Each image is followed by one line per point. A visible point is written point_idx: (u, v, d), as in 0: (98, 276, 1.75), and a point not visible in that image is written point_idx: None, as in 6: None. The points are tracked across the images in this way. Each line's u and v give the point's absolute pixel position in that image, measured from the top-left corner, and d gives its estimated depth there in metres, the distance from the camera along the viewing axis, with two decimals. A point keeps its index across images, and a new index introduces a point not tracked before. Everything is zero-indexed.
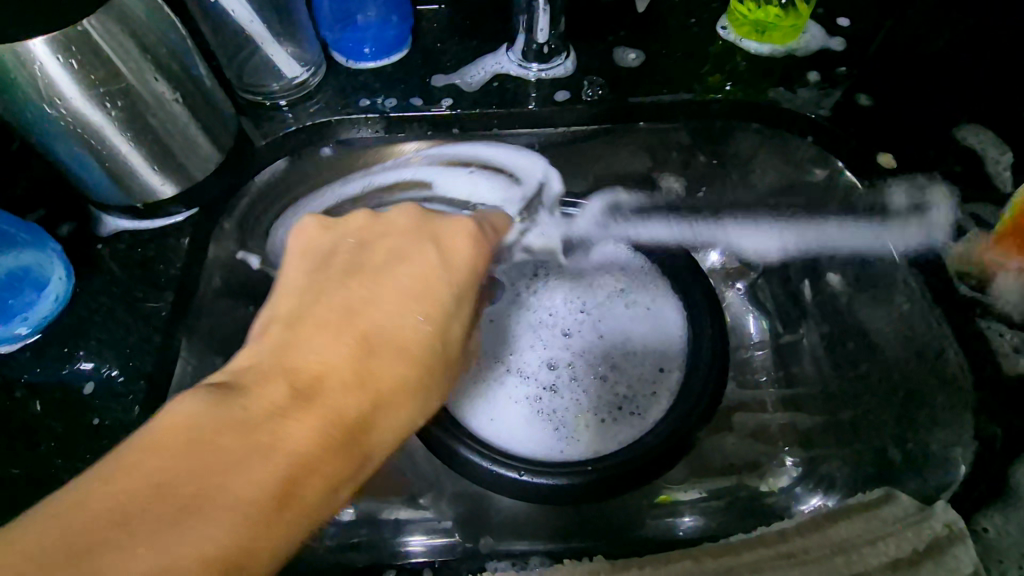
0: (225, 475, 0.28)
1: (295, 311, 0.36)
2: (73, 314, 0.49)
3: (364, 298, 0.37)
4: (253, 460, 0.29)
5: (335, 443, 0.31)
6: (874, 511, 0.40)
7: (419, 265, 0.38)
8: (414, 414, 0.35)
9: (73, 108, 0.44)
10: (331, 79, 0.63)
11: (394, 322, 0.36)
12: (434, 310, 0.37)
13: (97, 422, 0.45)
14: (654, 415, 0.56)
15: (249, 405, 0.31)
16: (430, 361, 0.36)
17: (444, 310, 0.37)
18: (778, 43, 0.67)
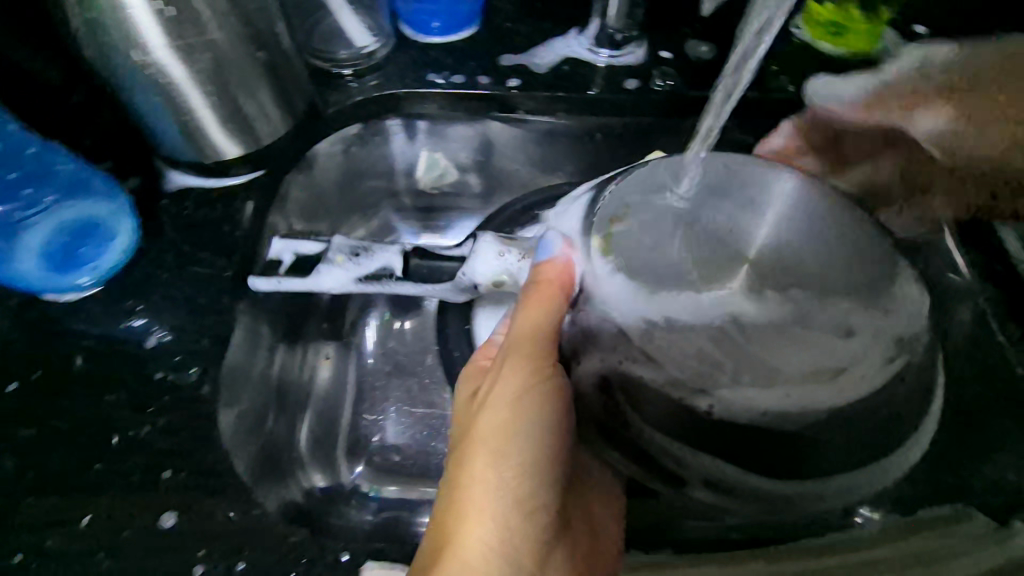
0: (485, 560, 0.37)
1: (463, 435, 0.42)
2: (137, 268, 0.49)
3: (456, 489, 0.39)
4: (494, 557, 0.37)
5: (527, 516, 0.39)
6: (948, 528, 0.41)
7: (500, 390, 0.42)
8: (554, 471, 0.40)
9: (159, 58, 0.43)
10: (400, 52, 0.62)
11: (504, 407, 0.41)
12: (499, 424, 0.40)
13: (161, 377, 0.44)
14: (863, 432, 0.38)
15: (486, 528, 0.38)
16: (520, 418, 0.40)
17: (505, 405, 0.41)
18: (854, 47, 0.64)
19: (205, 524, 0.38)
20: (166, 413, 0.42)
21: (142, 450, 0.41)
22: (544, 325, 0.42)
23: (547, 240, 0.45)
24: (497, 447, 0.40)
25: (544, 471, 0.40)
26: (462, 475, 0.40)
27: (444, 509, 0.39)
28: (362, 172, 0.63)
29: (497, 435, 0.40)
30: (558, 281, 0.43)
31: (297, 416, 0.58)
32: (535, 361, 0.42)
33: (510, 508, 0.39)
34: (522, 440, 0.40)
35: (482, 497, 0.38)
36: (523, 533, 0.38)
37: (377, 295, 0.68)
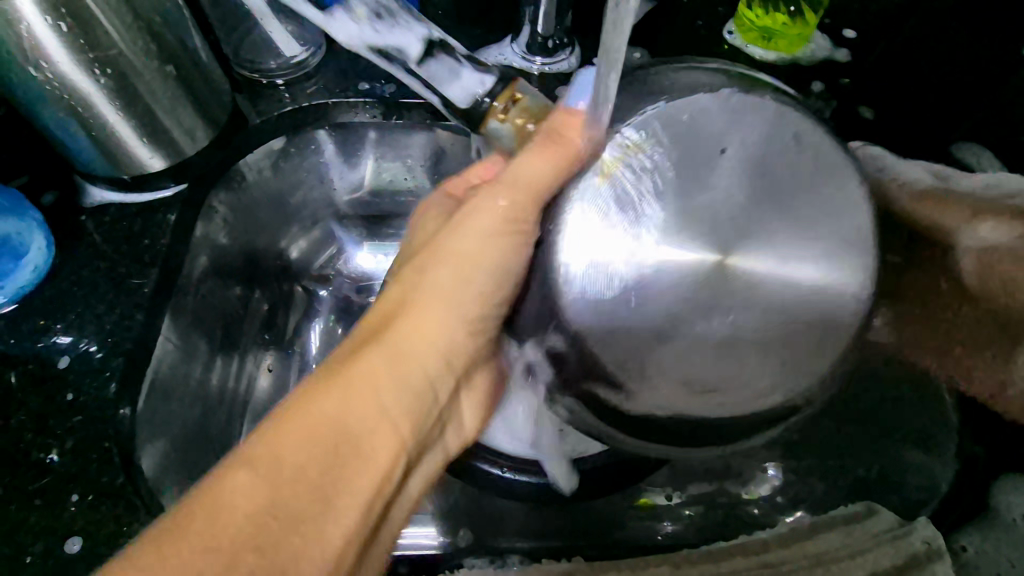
0: (331, 467, 0.31)
1: (397, 298, 0.39)
2: (53, 285, 0.48)
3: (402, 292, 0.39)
4: (347, 451, 0.32)
5: (411, 419, 0.36)
6: (853, 526, 0.42)
7: (450, 261, 0.39)
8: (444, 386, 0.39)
9: (61, 73, 0.43)
10: (331, 61, 0.62)
11: (437, 283, 0.39)
12: (444, 304, 0.38)
13: (70, 398, 0.43)
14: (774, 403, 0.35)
15: (357, 412, 0.33)
16: (455, 311, 0.39)
17: (449, 289, 0.39)
18: (783, 51, 0.65)
19: (112, 544, 0.38)
20: (75, 434, 0.42)
21: (49, 472, 0.40)
22: (530, 170, 0.36)
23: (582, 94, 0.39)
24: (416, 329, 0.38)
25: (438, 381, 0.38)
26: (364, 343, 0.36)
27: (393, 306, 0.38)
28: (293, 186, 0.62)
29: (416, 311, 0.38)
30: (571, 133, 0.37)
31: (234, 426, 0.56)
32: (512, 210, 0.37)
33: (392, 405, 0.35)
34: (433, 329, 0.38)
35: (361, 379, 0.34)
36: (383, 438, 0.34)
37: (321, 302, 0.66)
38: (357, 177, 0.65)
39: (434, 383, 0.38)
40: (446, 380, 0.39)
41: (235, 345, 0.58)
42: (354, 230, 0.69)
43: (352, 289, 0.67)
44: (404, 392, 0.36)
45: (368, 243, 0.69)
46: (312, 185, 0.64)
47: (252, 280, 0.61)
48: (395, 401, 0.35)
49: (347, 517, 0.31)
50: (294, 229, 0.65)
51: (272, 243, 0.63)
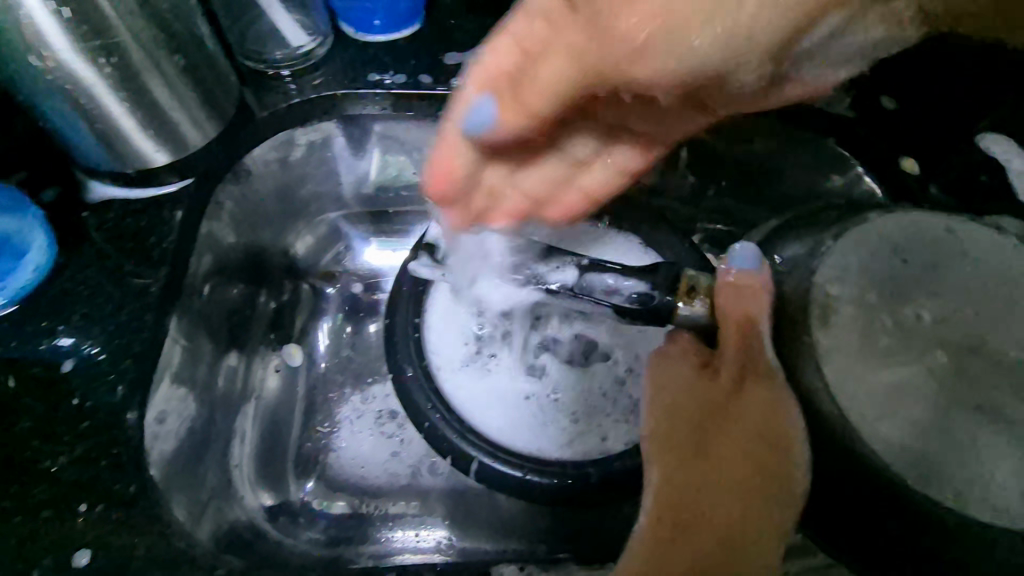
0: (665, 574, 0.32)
1: (677, 415, 0.38)
2: (57, 286, 0.47)
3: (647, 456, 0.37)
4: (741, 556, 0.33)
5: (743, 519, 0.34)
6: None
7: (682, 370, 0.39)
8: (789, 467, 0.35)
9: (62, 63, 0.41)
10: (338, 51, 0.59)
11: (695, 378, 0.39)
12: (713, 402, 0.38)
13: (78, 403, 0.42)
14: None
15: (687, 533, 0.33)
16: (739, 405, 0.37)
17: (722, 392, 0.38)
18: None
19: (127, 556, 0.37)
20: (83, 442, 0.40)
21: (57, 481, 0.39)
22: (750, 310, 0.39)
23: (751, 248, 0.40)
24: (684, 434, 0.37)
25: (773, 468, 0.35)
26: (674, 446, 0.37)
27: (682, 435, 0.37)
28: (301, 179, 0.61)
29: (686, 412, 0.38)
30: (751, 294, 0.39)
31: (240, 428, 0.54)
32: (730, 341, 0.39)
33: (721, 509, 0.34)
34: (723, 436, 0.36)
35: (678, 493, 0.35)
36: (723, 527, 0.33)
37: (327, 300, 0.64)
38: (363, 171, 0.63)
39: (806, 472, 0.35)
40: (800, 468, 0.35)
41: (242, 345, 0.56)
42: (361, 225, 0.67)
43: (359, 286, 0.65)
44: (679, 506, 0.34)
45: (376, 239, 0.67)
46: (321, 178, 0.62)
47: (257, 279, 0.59)
48: (654, 513, 0.34)
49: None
50: (300, 224, 0.64)
51: (278, 240, 0.62)
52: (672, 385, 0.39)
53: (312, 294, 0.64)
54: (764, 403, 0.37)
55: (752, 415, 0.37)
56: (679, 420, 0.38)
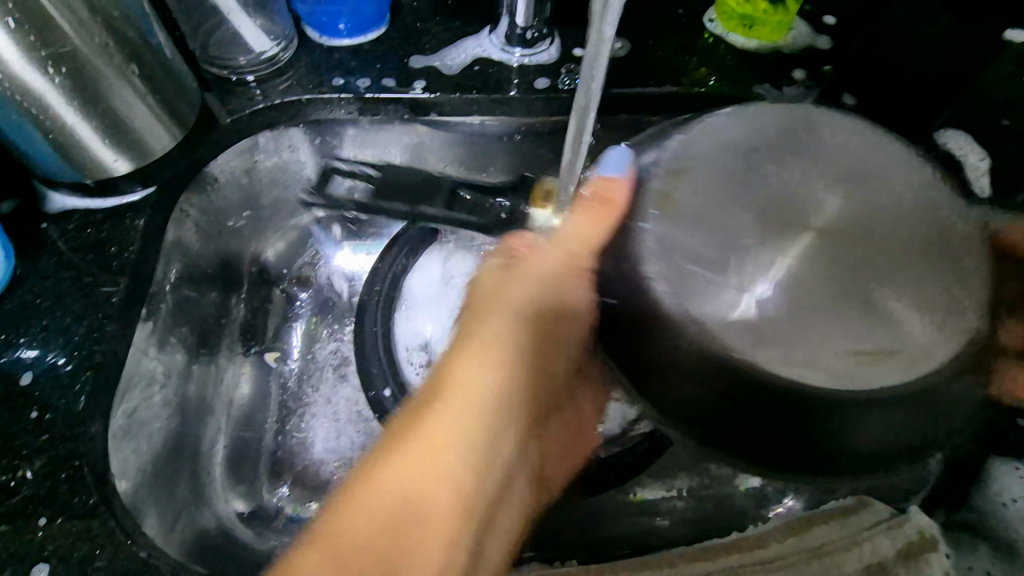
0: (427, 474, 0.32)
1: (492, 300, 0.41)
2: (16, 298, 0.46)
3: (466, 379, 0.36)
4: (486, 464, 0.34)
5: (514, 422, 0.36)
6: (850, 517, 0.42)
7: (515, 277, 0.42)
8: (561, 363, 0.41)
9: (10, 72, 0.40)
10: (303, 56, 0.59)
11: (498, 282, 0.42)
12: (520, 308, 0.40)
13: (37, 415, 0.42)
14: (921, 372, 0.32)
15: (477, 445, 0.34)
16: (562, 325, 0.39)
17: (508, 301, 0.40)
18: (765, 40, 0.62)
19: (86, 568, 0.37)
20: (43, 454, 0.40)
21: (16, 494, 0.39)
22: (593, 235, 0.38)
23: (622, 155, 0.39)
24: (488, 333, 0.38)
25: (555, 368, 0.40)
26: (472, 341, 0.38)
27: (483, 333, 0.38)
28: (269, 183, 0.60)
29: (496, 308, 0.40)
30: (617, 205, 0.37)
31: (211, 434, 0.54)
32: (563, 270, 0.40)
33: (469, 398, 0.35)
34: (535, 330, 0.39)
35: (464, 385, 0.36)
36: (492, 417, 0.35)
37: (301, 304, 0.63)
38: None
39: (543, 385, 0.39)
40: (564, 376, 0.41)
41: (212, 352, 0.56)
42: (335, 230, 0.65)
43: (334, 291, 0.63)
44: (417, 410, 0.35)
45: (350, 243, 0.65)
46: (289, 183, 0.62)
47: (228, 284, 0.59)
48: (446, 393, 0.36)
49: (463, 527, 0.32)
50: (269, 228, 0.63)
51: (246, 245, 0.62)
52: (508, 283, 0.41)
53: (285, 299, 0.63)
54: (504, 303, 0.40)
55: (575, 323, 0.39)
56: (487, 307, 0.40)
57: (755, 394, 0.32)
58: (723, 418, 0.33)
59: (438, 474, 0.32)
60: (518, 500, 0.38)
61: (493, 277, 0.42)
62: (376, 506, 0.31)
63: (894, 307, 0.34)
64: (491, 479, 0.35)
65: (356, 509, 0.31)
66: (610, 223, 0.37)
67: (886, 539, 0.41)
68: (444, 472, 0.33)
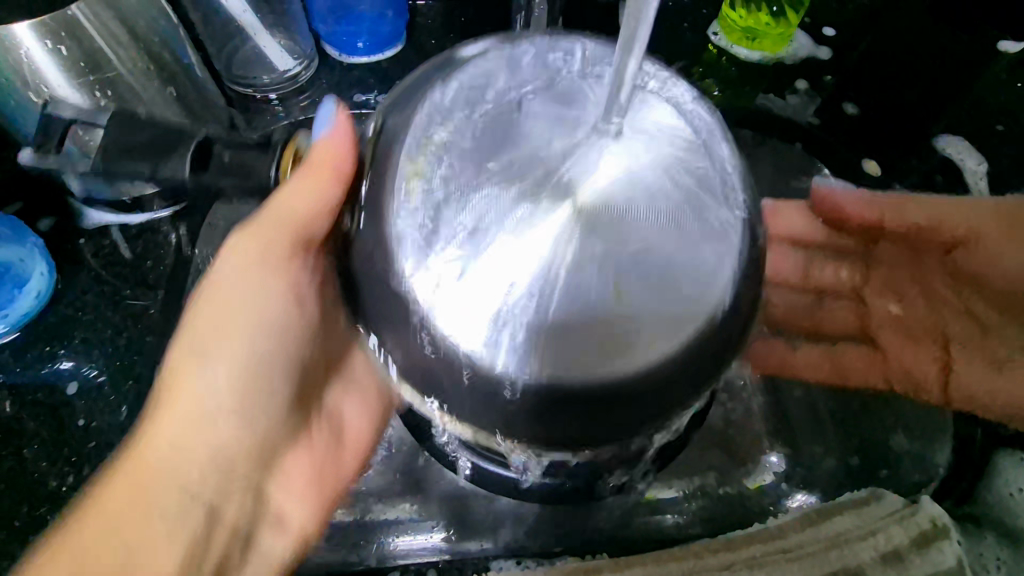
0: (143, 506, 0.34)
1: (210, 281, 0.40)
2: (57, 312, 0.48)
3: (180, 390, 0.37)
4: (158, 496, 0.35)
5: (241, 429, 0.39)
6: (866, 508, 0.45)
7: (249, 261, 0.41)
8: (212, 376, 0.38)
9: (60, 98, 0.44)
10: (324, 74, 0.61)
11: (258, 244, 0.41)
12: (247, 300, 0.40)
13: (83, 423, 0.44)
14: (681, 333, 0.30)
15: (111, 489, 0.34)
16: (255, 322, 0.40)
17: (236, 303, 0.40)
18: (767, 52, 0.64)
19: None
20: (90, 461, 0.43)
21: (65, 500, 0.41)
22: (324, 194, 0.40)
23: (333, 108, 0.42)
24: (208, 333, 0.39)
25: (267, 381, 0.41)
26: (190, 351, 0.39)
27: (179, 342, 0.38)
28: None
29: (254, 299, 0.41)
30: (335, 157, 0.40)
31: None
32: (271, 246, 0.41)
33: (164, 431, 0.36)
34: (217, 337, 0.39)
35: (165, 419, 0.37)
36: (146, 459, 0.35)
37: None
38: None
39: (257, 388, 0.40)
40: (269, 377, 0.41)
41: None
42: None
43: None
44: (148, 450, 0.36)
45: None
46: None
47: None
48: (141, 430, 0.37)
49: (163, 555, 0.34)
50: None
51: None
52: (257, 260, 0.41)
53: None
54: (224, 299, 0.40)
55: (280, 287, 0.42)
56: (206, 314, 0.39)
57: (573, 392, 0.30)
58: (566, 401, 0.30)
59: (145, 501, 0.34)
60: (308, 451, 0.46)
61: (247, 258, 0.41)
62: (83, 553, 0.32)
63: (627, 316, 0.30)
64: (237, 471, 0.39)
65: (63, 563, 0.31)
66: (337, 179, 0.40)
67: (898, 528, 0.44)
68: (115, 506, 0.34)
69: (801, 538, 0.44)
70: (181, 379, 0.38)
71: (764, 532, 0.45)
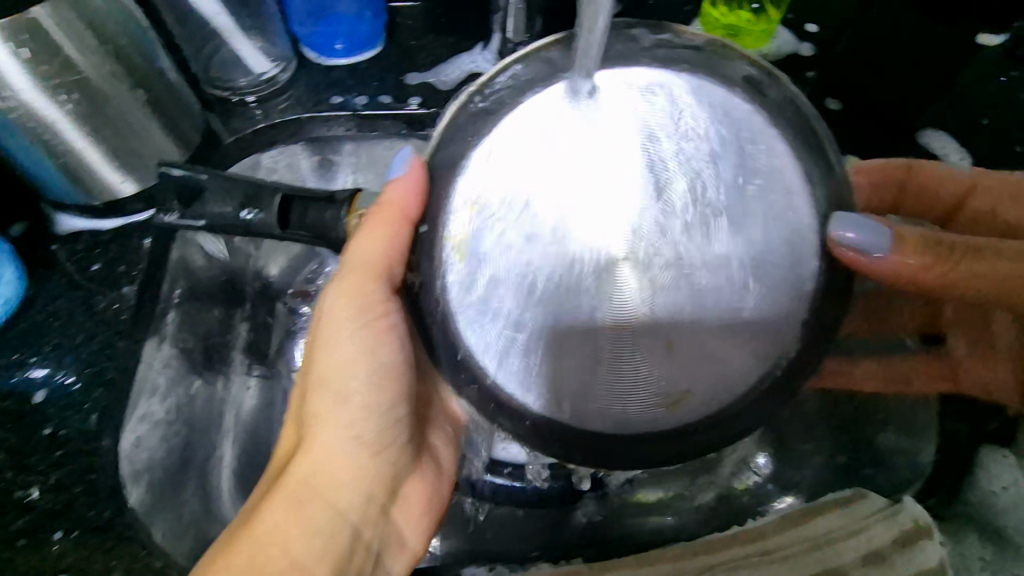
0: (302, 499, 0.36)
1: (373, 261, 0.38)
2: (28, 319, 0.47)
3: (324, 361, 0.39)
4: (305, 488, 0.36)
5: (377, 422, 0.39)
6: (849, 507, 0.44)
7: (369, 236, 0.37)
8: (354, 363, 0.39)
9: (25, 102, 0.42)
10: (302, 76, 0.61)
11: (370, 246, 0.38)
12: (363, 281, 0.38)
13: (50, 432, 0.43)
14: (744, 360, 0.36)
15: (308, 486, 0.36)
16: (379, 318, 0.39)
17: (373, 275, 0.38)
18: (751, 47, 0.63)
19: None
20: (58, 470, 0.42)
21: (33, 510, 0.41)
22: (407, 208, 0.36)
23: (405, 154, 0.39)
24: (355, 317, 0.39)
25: (383, 357, 0.39)
26: (332, 336, 0.39)
27: (335, 335, 0.39)
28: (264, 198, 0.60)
29: (378, 310, 0.39)
30: (403, 204, 0.36)
31: None
32: (365, 287, 0.38)
33: (318, 414, 0.38)
34: (343, 331, 0.39)
35: (316, 401, 0.38)
36: (301, 453, 0.37)
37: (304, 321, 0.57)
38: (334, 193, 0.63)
39: (377, 380, 0.39)
40: (387, 360, 0.39)
41: None
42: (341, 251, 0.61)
43: None
44: (303, 431, 0.38)
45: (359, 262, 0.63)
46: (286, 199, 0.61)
47: None
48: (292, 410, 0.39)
49: (309, 546, 0.34)
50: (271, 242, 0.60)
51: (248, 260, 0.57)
52: (368, 244, 0.38)
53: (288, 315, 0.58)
54: (356, 285, 0.38)
55: (369, 272, 0.38)
56: (343, 288, 0.39)
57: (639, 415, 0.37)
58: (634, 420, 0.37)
59: (303, 503, 0.36)
60: (420, 476, 0.43)
61: (358, 267, 0.38)
62: (254, 547, 0.33)
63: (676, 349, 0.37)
64: (381, 459, 0.40)
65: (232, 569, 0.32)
66: (397, 227, 0.37)
67: (881, 527, 0.43)
68: (283, 511, 0.35)
69: (783, 539, 0.43)
70: (318, 420, 0.38)
71: (747, 533, 0.45)
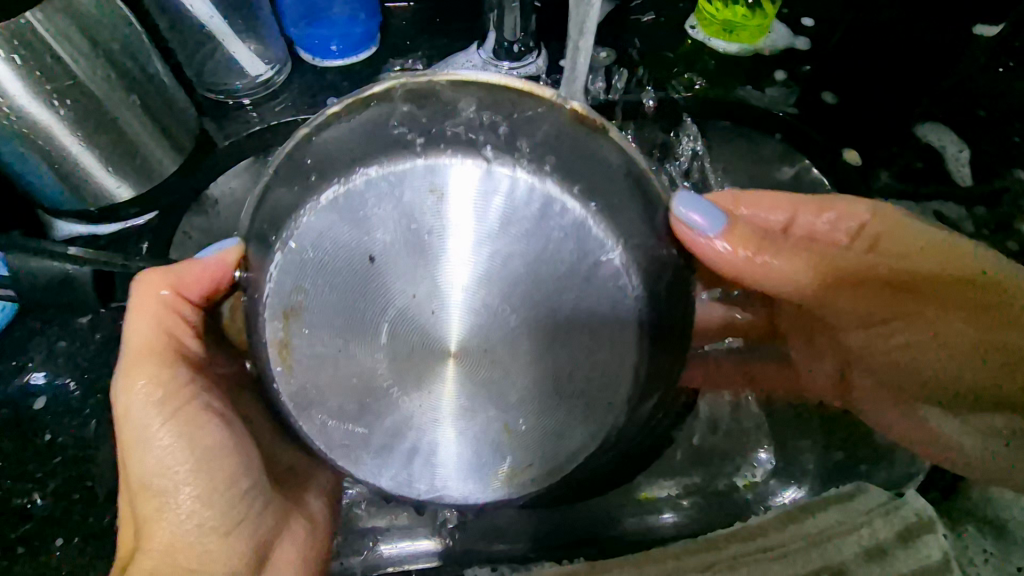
0: None
1: (145, 347, 0.38)
2: (25, 325, 0.47)
3: (139, 452, 0.36)
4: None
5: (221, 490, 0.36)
6: (849, 503, 0.45)
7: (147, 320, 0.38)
8: (172, 442, 0.36)
9: (18, 108, 0.42)
10: (297, 78, 0.61)
11: (150, 327, 0.38)
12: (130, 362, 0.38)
13: (49, 438, 0.43)
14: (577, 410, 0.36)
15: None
16: (180, 393, 0.37)
17: (157, 355, 0.37)
18: (745, 43, 0.63)
19: None
20: (56, 476, 0.42)
21: (31, 517, 0.40)
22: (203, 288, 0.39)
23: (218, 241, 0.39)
24: (156, 399, 0.36)
25: (203, 432, 0.36)
26: (131, 431, 0.36)
27: (138, 426, 0.36)
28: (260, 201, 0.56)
29: (123, 392, 0.37)
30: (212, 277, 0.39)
31: None
32: (162, 373, 0.37)
33: (148, 509, 0.35)
34: (147, 414, 0.36)
35: (142, 501, 0.35)
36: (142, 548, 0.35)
37: None
38: None
39: (198, 454, 0.36)
40: (212, 430, 0.37)
41: None
42: None
43: None
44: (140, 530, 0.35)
45: None
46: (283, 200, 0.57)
47: None
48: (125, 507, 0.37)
49: None
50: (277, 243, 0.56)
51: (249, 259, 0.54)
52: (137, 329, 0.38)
53: None
54: (132, 370, 0.37)
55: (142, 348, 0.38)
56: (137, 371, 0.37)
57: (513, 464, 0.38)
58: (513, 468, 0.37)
59: None
60: (290, 535, 0.41)
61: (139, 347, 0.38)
62: None
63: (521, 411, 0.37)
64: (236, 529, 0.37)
65: None
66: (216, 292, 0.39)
67: (882, 523, 0.43)
68: None
69: (783, 533, 0.44)
70: (149, 520, 0.35)
71: (743, 529, 0.45)
